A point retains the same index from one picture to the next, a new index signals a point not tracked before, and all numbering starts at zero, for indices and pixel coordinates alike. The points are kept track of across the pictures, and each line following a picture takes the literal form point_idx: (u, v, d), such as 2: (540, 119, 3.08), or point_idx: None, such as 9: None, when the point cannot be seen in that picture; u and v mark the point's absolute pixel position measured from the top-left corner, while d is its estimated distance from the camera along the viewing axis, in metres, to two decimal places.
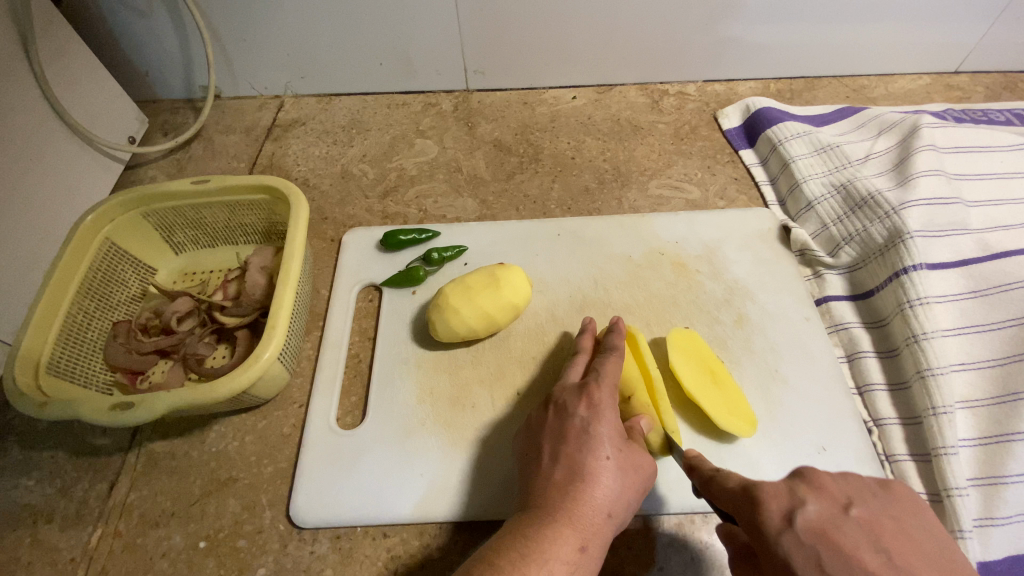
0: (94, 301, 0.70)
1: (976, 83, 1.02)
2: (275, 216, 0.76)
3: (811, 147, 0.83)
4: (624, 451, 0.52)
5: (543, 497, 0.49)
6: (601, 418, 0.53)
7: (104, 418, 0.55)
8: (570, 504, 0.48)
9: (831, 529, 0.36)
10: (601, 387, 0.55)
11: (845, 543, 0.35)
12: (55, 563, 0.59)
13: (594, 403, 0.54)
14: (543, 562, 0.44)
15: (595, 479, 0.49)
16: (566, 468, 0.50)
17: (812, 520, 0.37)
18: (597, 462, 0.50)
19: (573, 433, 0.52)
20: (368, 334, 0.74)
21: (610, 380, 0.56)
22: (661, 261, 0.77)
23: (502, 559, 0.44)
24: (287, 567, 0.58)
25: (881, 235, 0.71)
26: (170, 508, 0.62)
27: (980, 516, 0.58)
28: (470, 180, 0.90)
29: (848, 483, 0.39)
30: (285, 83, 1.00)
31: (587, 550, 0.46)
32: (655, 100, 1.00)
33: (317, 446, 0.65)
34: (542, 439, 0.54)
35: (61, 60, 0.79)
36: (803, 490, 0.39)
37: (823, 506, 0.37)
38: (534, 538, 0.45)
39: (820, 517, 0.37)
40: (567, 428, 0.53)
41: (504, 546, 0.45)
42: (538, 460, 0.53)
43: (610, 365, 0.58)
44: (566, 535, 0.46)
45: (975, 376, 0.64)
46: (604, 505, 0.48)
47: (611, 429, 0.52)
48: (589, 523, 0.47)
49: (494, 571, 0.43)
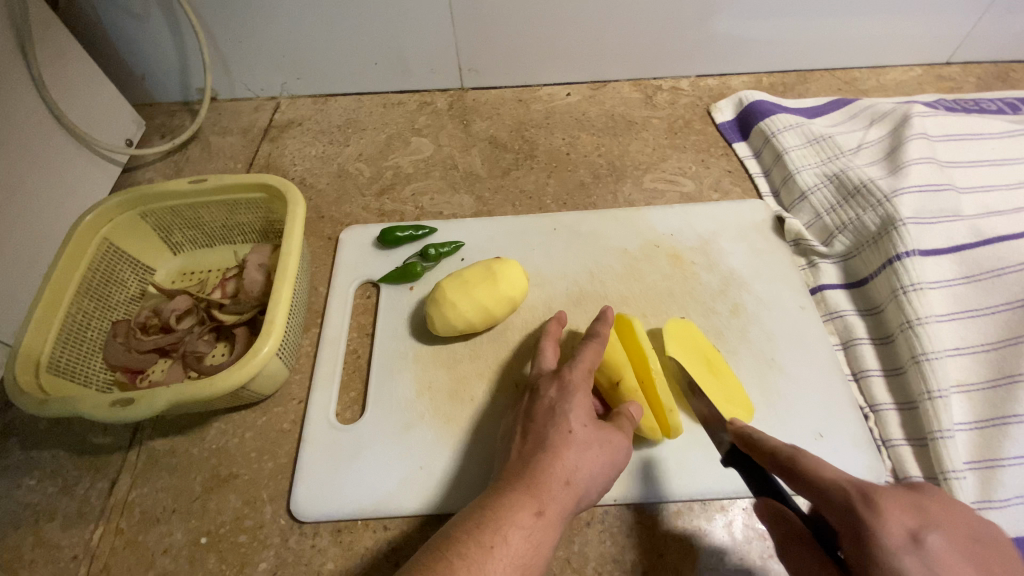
0: (93, 300, 0.70)
1: (967, 73, 1.02)
2: (272, 214, 0.77)
3: (804, 138, 0.84)
4: (589, 426, 0.52)
5: (508, 471, 0.50)
6: (569, 396, 0.53)
7: (104, 414, 0.55)
8: (529, 473, 0.48)
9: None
10: (573, 370, 0.56)
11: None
12: (57, 561, 0.60)
13: (565, 384, 0.55)
14: (498, 529, 0.44)
15: (557, 450, 0.49)
16: (531, 443, 0.51)
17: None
18: (560, 435, 0.51)
19: (541, 412, 0.53)
20: (366, 330, 0.75)
21: (586, 363, 0.57)
22: (656, 253, 0.78)
23: (460, 530, 0.44)
24: (289, 561, 0.59)
25: (874, 223, 0.72)
26: (171, 504, 0.62)
27: (978, 499, 0.58)
28: (466, 177, 0.90)
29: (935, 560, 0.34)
30: (282, 84, 1.01)
31: (544, 516, 0.46)
32: (649, 95, 1.01)
33: (317, 441, 0.65)
34: (516, 420, 0.55)
35: (59, 64, 0.80)
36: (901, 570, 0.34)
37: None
38: (493, 507, 0.46)
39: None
40: (536, 407, 0.54)
41: (463, 517, 0.46)
42: (511, 440, 0.54)
43: (588, 351, 0.58)
44: (523, 502, 0.46)
45: (970, 360, 0.65)
46: (564, 473, 0.48)
47: (579, 405, 0.53)
48: (548, 490, 0.47)
49: (449, 540, 0.44)
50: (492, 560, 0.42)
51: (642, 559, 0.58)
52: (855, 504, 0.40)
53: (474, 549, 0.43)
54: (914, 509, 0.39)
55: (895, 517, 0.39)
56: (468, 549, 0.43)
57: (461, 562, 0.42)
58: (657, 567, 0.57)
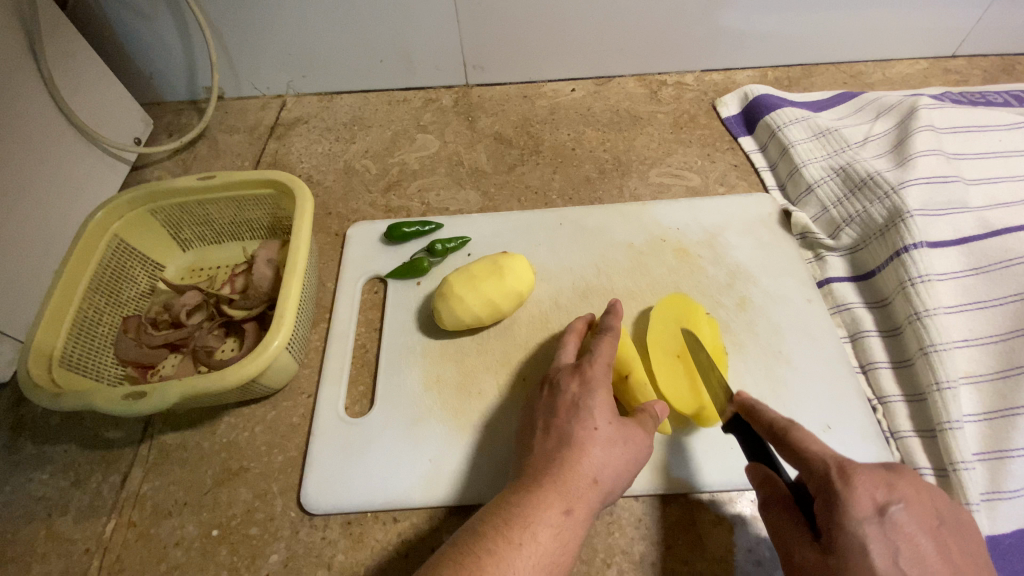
0: (104, 296, 0.71)
1: (973, 66, 1.02)
2: (280, 211, 0.77)
3: (810, 132, 0.84)
4: (614, 424, 0.52)
5: (531, 466, 0.50)
6: (592, 393, 0.53)
7: (117, 408, 0.56)
8: (556, 471, 0.48)
9: (906, 564, 0.40)
10: (594, 366, 0.56)
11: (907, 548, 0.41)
12: (70, 554, 0.60)
13: (587, 380, 0.54)
14: (527, 526, 0.45)
15: (582, 447, 0.50)
16: (556, 438, 0.51)
17: (884, 566, 0.40)
18: (585, 432, 0.51)
19: (563, 408, 0.53)
20: (374, 325, 0.75)
21: (605, 359, 0.57)
22: (663, 248, 0.78)
23: (487, 526, 0.45)
24: (300, 553, 0.59)
25: (881, 215, 0.72)
26: (182, 497, 0.63)
27: (987, 490, 0.58)
28: (472, 173, 0.91)
29: (870, 475, 0.43)
30: (288, 82, 1.01)
31: (572, 514, 0.47)
32: (653, 90, 1.01)
33: (327, 435, 0.65)
34: (536, 414, 0.55)
35: (68, 63, 0.81)
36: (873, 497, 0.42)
37: (908, 542, 0.41)
38: (520, 504, 0.46)
39: (900, 551, 0.41)
40: (558, 403, 0.54)
41: (489, 513, 0.46)
42: (530, 434, 0.54)
43: (604, 345, 0.58)
44: (551, 500, 0.46)
45: (979, 352, 0.65)
46: (590, 471, 0.49)
47: (602, 401, 0.53)
48: (575, 488, 0.48)
49: (477, 537, 0.44)
50: (521, 557, 0.43)
51: (651, 550, 0.58)
52: (833, 478, 0.43)
53: (503, 546, 0.43)
54: (885, 484, 0.43)
55: (866, 491, 0.42)
56: (497, 546, 0.43)
57: (490, 558, 0.42)
58: (666, 559, 0.57)
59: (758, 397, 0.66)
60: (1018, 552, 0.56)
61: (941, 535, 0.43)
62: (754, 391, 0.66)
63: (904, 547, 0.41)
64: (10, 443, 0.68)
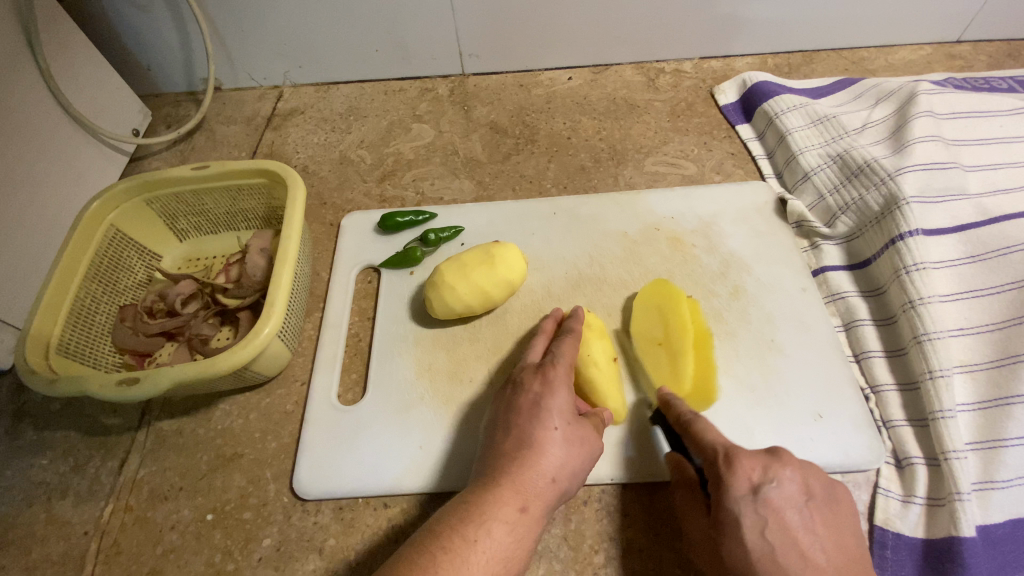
0: (102, 286, 0.72)
1: (978, 51, 1.00)
2: (274, 200, 0.78)
3: (808, 118, 0.83)
4: (571, 424, 0.52)
5: (489, 464, 0.50)
6: (554, 393, 0.53)
7: (110, 393, 0.57)
8: (514, 471, 0.48)
9: (772, 536, 0.47)
10: (557, 366, 0.55)
11: (780, 521, 0.47)
12: (68, 538, 0.61)
13: (549, 379, 0.54)
14: (482, 523, 0.45)
15: (541, 447, 0.50)
16: (515, 438, 0.51)
17: (753, 536, 0.47)
18: (544, 432, 0.51)
19: (525, 408, 0.53)
20: (367, 314, 0.75)
21: (567, 360, 0.57)
22: (657, 237, 0.77)
23: (444, 524, 0.45)
24: (292, 538, 0.60)
25: (877, 203, 0.71)
26: (178, 483, 0.64)
27: (979, 480, 0.58)
28: (466, 163, 0.91)
29: (754, 461, 0.50)
30: (284, 73, 1.01)
31: (526, 512, 0.47)
32: (651, 78, 1.00)
33: (320, 422, 0.66)
34: (496, 413, 0.55)
35: (65, 55, 0.81)
36: (755, 475, 0.49)
37: (776, 516, 0.47)
38: (476, 500, 0.47)
39: (769, 524, 0.47)
40: (519, 402, 0.53)
41: (447, 511, 0.47)
42: (491, 431, 0.53)
43: (566, 346, 0.58)
44: (507, 498, 0.47)
45: (973, 341, 0.64)
46: (548, 471, 0.49)
47: (562, 403, 0.53)
48: (531, 488, 0.48)
49: (433, 535, 0.44)
50: (475, 554, 0.44)
51: (639, 537, 0.58)
52: (719, 464, 0.51)
53: (457, 544, 0.44)
54: (762, 466, 0.50)
55: (744, 472, 0.49)
56: (452, 543, 0.44)
57: (445, 554, 0.43)
58: (654, 546, 0.57)
59: (749, 385, 0.66)
60: (1009, 542, 0.56)
61: (811, 514, 0.48)
62: (746, 379, 0.66)
63: (773, 522, 0.47)
64: (11, 429, 0.69)
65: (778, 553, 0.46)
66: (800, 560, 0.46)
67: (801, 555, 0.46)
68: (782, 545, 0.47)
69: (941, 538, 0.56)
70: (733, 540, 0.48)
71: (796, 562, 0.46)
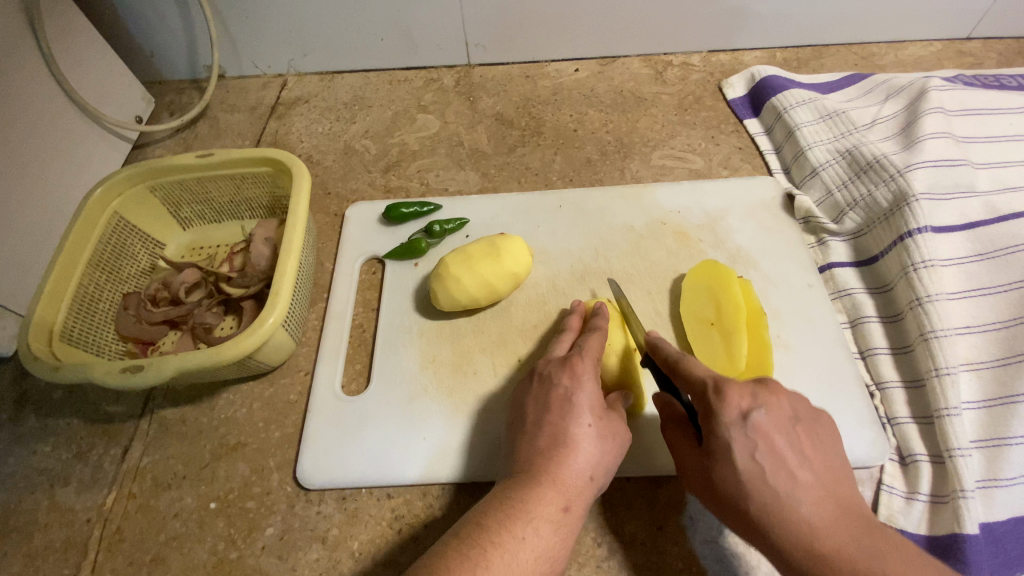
0: (106, 273, 0.72)
1: (988, 49, 0.99)
2: (278, 189, 0.77)
3: (817, 113, 0.82)
4: (603, 419, 0.51)
5: (524, 462, 0.50)
6: (583, 387, 0.53)
7: (116, 380, 0.56)
8: (553, 468, 0.48)
9: (762, 459, 0.46)
10: (584, 359, 0.55)
11: (769, 445, 0.46)
12: (71, 524, 0.61)
13: (577, 374, 0.53)
14: (530, 520, 0.46)
15: (575, 444, 0.49)
16: (549, 435, 0.50)
17: (743, 462, 0.46)
18: (579, 429, 0.50)
19: (556, 403, 0.52)
20: (371, 305, 0.75)
21: (594, 355, 0.56)
22: (663, 231, 0.77)
23: (490, 518, 0.45)
24: (295, 527, 0.60)
25: (886, 199, 0.71)
26: (181, 471, 0.64)
27: (983, 478, 0.58)
28: (472, 154, 0.90)
29: (744, 388, 0.48)
30: (289, 61, 1.00)
31: (570, 511, 0.47)
32: (659, 71, 0.99)
33: (324, 411, 0.66)
34: (525, 407, 0.54)
35: (67, 39, 0.80)
36: (744, 403, 0.47)
37: (763, 440, 0.46)
38: (519, 497, 0.47)
39: (758, 448, 0.46)
40: (550, 398, 0.52)
41: (488, 504, 0.47)
42: (522, 428, 0.53)
43: (594, 341, 0.57)
44: (549, 497, 0.47)
45: (980, 338, 0.64)
46: (586, 470, 0.49)
47: (593, 400, 0.52)
48: (572, 486, 0.48)
49: (482, 530, 0.45)
50: (523, 552, 0.44)
51: (641, 530, 0.58)
52: (708, 394, 0.48)
53: (509, 541, 0.44)
54: (751, 393, 0.47)
55: (733, 400, 0.47)
56: (501, 538, 0.44)
57: (493, 549, 0.43)
58: (657, 540, 0.57)
59: None
60: (1012, 539, 0.56)
61: (796, 434, 0.47)
62: None
63: (762, 446, 0.46)
64: (14, 416, 0.69)
65: (767, 476, 0.45)
66: (789, 483, 0.45)
67: (790, 478, 0.46)
68: (770, 469, 0.46)
69: (944, 534, 0.56)
70: (724, 468, 0.47)
71: (785, 484, 0.45)
